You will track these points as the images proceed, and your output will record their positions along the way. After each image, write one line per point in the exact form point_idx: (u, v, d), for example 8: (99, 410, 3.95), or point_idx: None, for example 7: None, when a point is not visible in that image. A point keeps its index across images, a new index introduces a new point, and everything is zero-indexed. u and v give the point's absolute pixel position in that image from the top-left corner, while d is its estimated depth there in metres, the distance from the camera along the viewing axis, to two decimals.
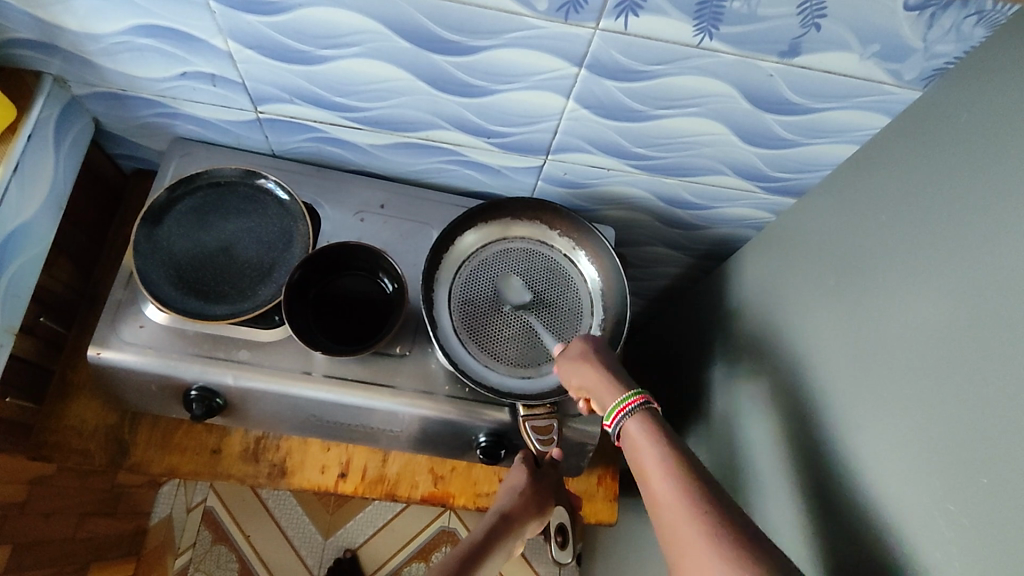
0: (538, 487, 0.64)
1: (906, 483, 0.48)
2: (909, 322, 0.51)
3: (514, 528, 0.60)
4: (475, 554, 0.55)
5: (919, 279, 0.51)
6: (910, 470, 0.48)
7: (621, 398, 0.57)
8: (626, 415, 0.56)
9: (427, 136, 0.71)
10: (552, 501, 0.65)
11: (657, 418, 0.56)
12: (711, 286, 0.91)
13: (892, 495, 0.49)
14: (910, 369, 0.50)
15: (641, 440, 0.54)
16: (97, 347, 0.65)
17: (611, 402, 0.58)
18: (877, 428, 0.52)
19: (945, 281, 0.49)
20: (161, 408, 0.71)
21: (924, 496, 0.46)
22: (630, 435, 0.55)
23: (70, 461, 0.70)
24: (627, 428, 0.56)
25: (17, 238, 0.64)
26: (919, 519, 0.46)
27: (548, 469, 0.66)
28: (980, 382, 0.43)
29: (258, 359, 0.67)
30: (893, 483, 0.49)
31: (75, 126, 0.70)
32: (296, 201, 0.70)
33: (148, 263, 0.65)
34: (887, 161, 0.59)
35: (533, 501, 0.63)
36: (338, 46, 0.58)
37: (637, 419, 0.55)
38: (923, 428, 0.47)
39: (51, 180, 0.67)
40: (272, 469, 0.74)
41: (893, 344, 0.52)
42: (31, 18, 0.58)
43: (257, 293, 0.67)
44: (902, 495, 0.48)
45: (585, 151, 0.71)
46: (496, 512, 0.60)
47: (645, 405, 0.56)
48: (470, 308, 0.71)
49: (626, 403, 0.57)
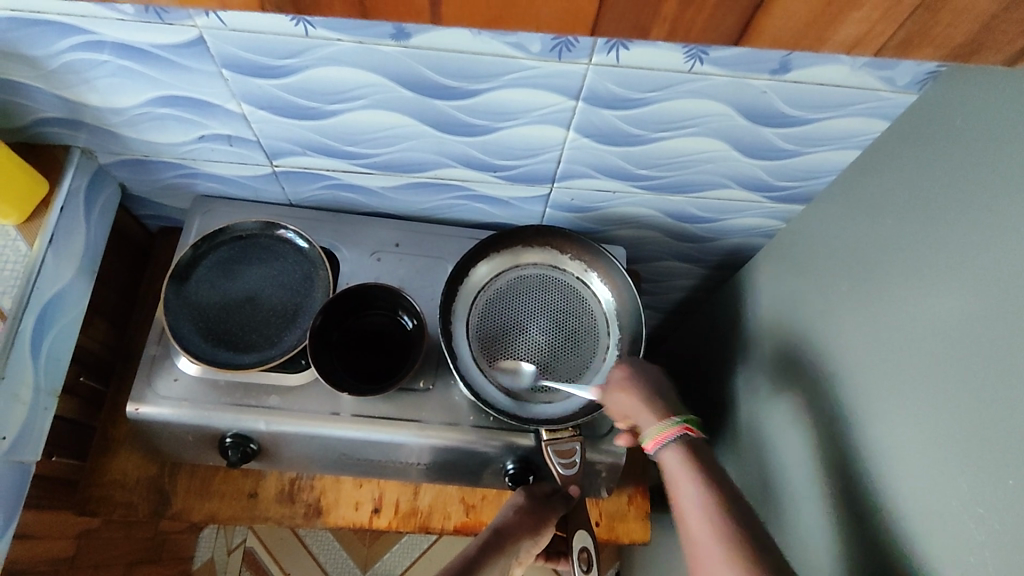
0: (536, 507, 0.64)
1: (930, 488, 0.48)
2: (920, 328, 0.52)
3: (508, 543, 0.60)
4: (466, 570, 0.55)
5: (927, 283, 0.51)
6: (932, 478, 0.48)
7: (659, 427, 0.59)
8: (664, 446, 0.59)
9: (435, 174, 0.73)
10: (551, 519, 0.63)
11: (695, 449, 0.58)
12: (727, 296, 0.91)
13: (919, 501, 0.49)
14: (924, 375, 0.50)
15: (676, 470, 0.57)
16: (136, 403, 0.68)
17: (649, 428, 0.60)
18: (897, 435, 0.52)
19: (951, 287, 0.49)
20: (199, 457, 0.73)
21: (950, 502, 0.46)
22: (666, 461, 0.58)
23: (115, 514, 0.73)
24: (665, 457, 0.58)
25: (55, 305, 0.67)
26: (944, 523, 0.47)
27: (563, 500, 0.65)
28: (994, 384, 0.44)
29: (287, 404, 0.69)
30: (916, 491, 0.49)
31: (104, 193, 0.74)
32: (315, 248, 0.73)
33: (179, 319, 0.68)
34: (889, 163, 0.59)
35: (528, 519, 0.62)
36: (345, 100, 0.61)
37: (673, 450, 0.58)
38: (942, 434, 0.48)
39: (84, 246, 0.70)
40: (308, 509, 0.76)
41: (904, 350, 0.53)
42: (58, 98, 0.62)
43: (284, 338, 0.70)
44: (926, 498, 0.48)
45: (589, 177, 0.72)
46: (485, 530, 0.60)
47: (684, 436, 0.58)
48: (488, 338, 0.73)
49: (665, 433, 0.59)
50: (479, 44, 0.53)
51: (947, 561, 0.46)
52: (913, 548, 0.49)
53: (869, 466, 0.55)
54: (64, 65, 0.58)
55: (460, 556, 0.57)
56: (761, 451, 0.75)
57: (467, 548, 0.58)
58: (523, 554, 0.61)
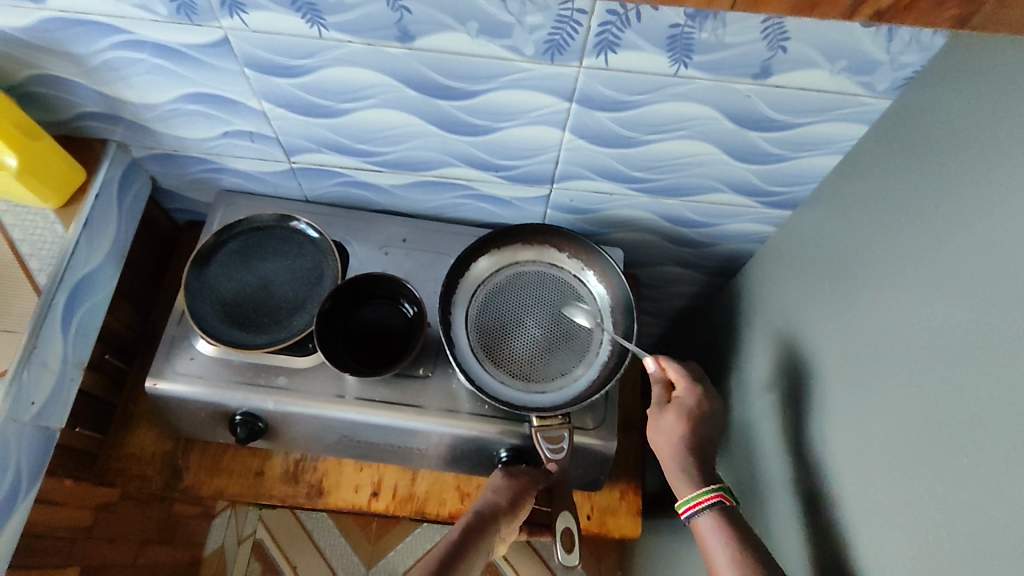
0: (512, 486, 0.67)
1: (904, 494, 0.50)
2: (901, 335, 0.53)
3: (488, 522, 0.63)
4: (450, 556, 0.59)
5: (911, 291, 0.53)
6: (905, 462, 0.50)
7: (692, 496, 0.64)
8: (701, 511, 0.63)
9: (441, 173, 0.77)
10: (529, 497, 0.68)
11: (732, 516, 0.62)
12: (725, 302, 0.94)
13: (893, 485, 0.51)
14: (903, 382, 0.52)
15: (712, 538, 0.61)
16: (154, 378, 0.73)
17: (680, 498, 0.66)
18: (877, 441, 0.54)
19: (932, 296, 0.50)
20: (210, 434, 0.78)
21: (921, 508, 0.48)
22: (701, 525, 0.62)
23: (130, 484, 0.78)
24: (700, 524, 0.62)
25: (87, 284, 0.72)
26: (914, 527, 0.48)
27: (536, 478, 0.69)
28: (965, 395, 0.45)
29: (293, 385, 0.73)
30: (891, 492, 0.51)
31: (136, 184, 0.80)
32: (326, 239, 0.77)
33: (199, 301, 0.73)
34: (873, 166, 0.62)
35: (505, 498, 0.66)
36: (355, 99, 0.65)
37: (709, 517, 0.62)
38: (917, 439, 0.49)
39: (115, 232, 0.76)
40: (310, 489, 0.79)
41: (887, 356, 0.54)
42: (98, 93, 0.68)
43: (293, 323, 0.74)
44: (899, 482, 0.50)
45: (587, 179, 0.76)
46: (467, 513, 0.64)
47: (720, 503, 0.62)
48: (486, 329, 0.77)
49: (703, 499, 0.63)
50: (477, 46, 0.57)
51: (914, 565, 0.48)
52: (886, 549, 0.51)
53: (851, 468, 0.57)
54: (104, 62, 0.64)
55: (442, 543, 0.61)
56: (754, 449, 0.77)
57: (448, 538, 0.61)
58: (504, 533, 0.65)
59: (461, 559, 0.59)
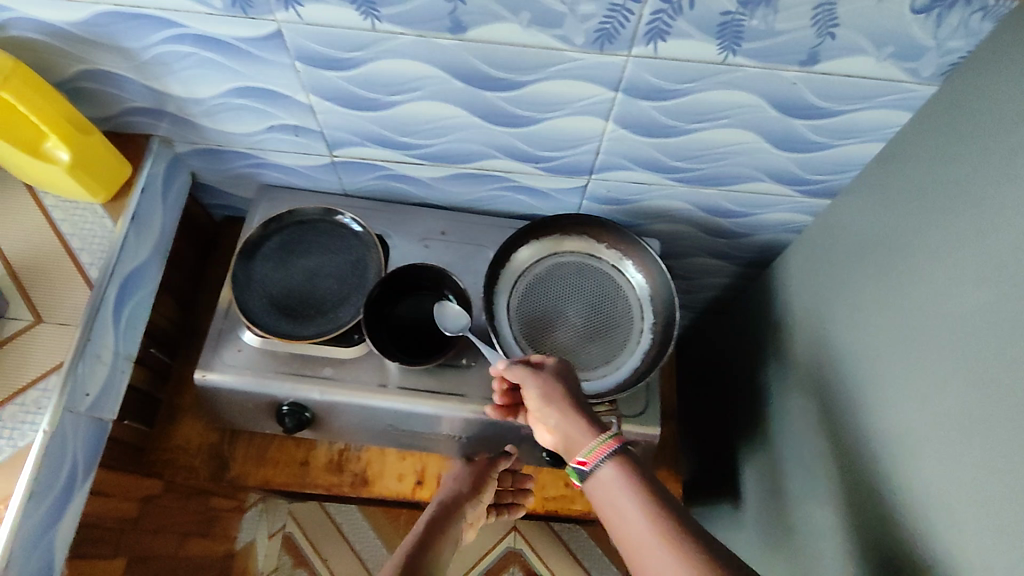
0: (471, 473, 0.80)
1: (953, 484, 0.50)
2: (947, 326, 0.53)
3: (453, 509, 0.77)
4: (430, 528, 0.74)
5: (957, 282, 0.53)
6: (951, 443, 0.51)
7: (596, 441, 0.56)
8: (602, 460, 0.55)
9: (481, 165, 0.78)
10: (489, 479, 0.80)
11: (635, 464, 0.54)
12: (757, 292, 0.94)
13: (937, 466, 0.52)
14: (949, 376, 0.52)
15: (618, 488, 0.53)
16: (203, 370, 0.74)
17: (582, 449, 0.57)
18: (923, 431, 0.54)
19: (980, 288, 0.50)
20: (256, 425, 0.79)
21: (971, 499, 0.48)
22: (602, 477, 0.55)
23: (179, 475, 0.79)
24: (602, 473, 0.55)
25: (135, 277, 0.73)
26: (965, 518, 0.49)
27: (489, 465, 0.80)
28: (1014, 391, 0.45)
29: (340, 375, 0.74)
30: (936, 474, 0.52)
31: (178, 180, 0.81)
32: (369, 232, 0.78)
33: (247, 294, 0.74)
34: (913, 153, 0.63)
35: (467, 484, 0.79)
36: (402, 92, 0.66)
37: (611, 467, 0.54)
38: (967, 431, 0.50)
39: (160, 227, 0.77)
40: (354, 478, 0.81)
41: (933, 347, 0.55)
42: (146, 88, 0.69)
43: (340, 314, 0.75)
44: (945, 463, 0.51)
45: (626, 169, 0.77)
46: (434, 503, 0.77)
47: (621, 449, 0.55)
48: (527, 318, 0.78)
49: (601, 447, 0.55)
50: (527, 36, 0.58)
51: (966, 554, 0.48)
52: (937, 536, 0.52)
53: (894, 454, 0.58)
54: (156, 57, 0.65)
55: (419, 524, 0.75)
56: (794, 435, 0.77)
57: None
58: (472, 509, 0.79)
59: (441, 532, 0.74)
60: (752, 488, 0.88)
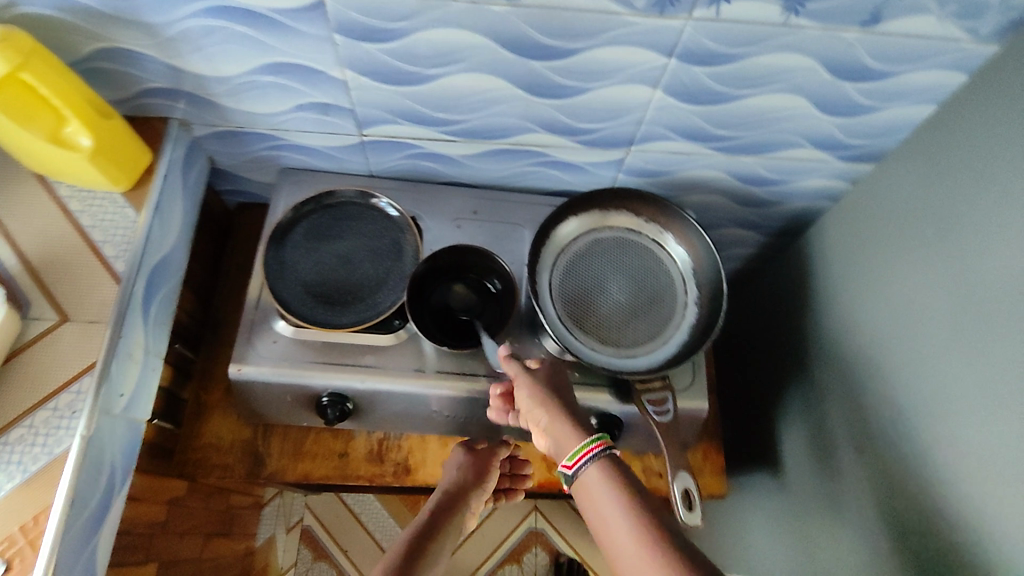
0: (471, 461, 0.76)
1: (1019, 458, 0.51)
2: (1012, 302, 0.53)
3: (459, 499, 0.72)
4: (432, 522, 0.68)
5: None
6: (1023, 407, 0.51)
7: (582, 443, 0.55)
8: (590, 460, 0.54)
9: (517, 141, 0.75)
10: (490, 468, 0.76)
11: (619, 465, 0.54)
12: (787, 261, 0.94)
13: (1010, 431, 0.52)
14: (1020, 341, 0.52)
15: (602, 489, 0.53)
16: (238, 364, 0.70)
17: (572, 447, 0.56)
18: (986, 405, 0.55)
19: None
20: (293, 418, 0.76)
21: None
22: (586, 480, 0.54)
23: (213, 475, 0.76)
24: (587, 475, 0.54)
25: (161, 269, 0.69)
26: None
27: (487, 451, 0.77)
28: None
29: (383, 363, 0.71)
30: (1009, 439, 0.52)
31: (196, 165, 0.77)
32: (404, 215, 0.75)
33: (280, 282, 0.71)
34: (968, 116, 0.62)
35: (470, 471, 0.75)
36: (445, 64, 0.63)
37: (599, 467, 0.54)
38: None
39: (181, 216, 0.73)
40: (397, 468, 0.79)
41: (997, 323, 0.55)
42: (166, 67, 0.65)
43: (379, 301, 0.71)
44: (1017, 426, 0.52)
45: (668, 139, 0.75)
46: (438, 491, 0.72)
47: (608, 451, 0.55)
48: (571, 296, 0.76)
49: (587, 449, 0.55)
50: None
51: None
52: (1002, 509, 0.52)
53: (959, 419, 0.58)
54: (180, 31, 0.60)
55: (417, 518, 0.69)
56: (839, 403, 0.78)
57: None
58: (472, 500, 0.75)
59: (444, 524, 0.69)
60: (792, 457, 0.88)
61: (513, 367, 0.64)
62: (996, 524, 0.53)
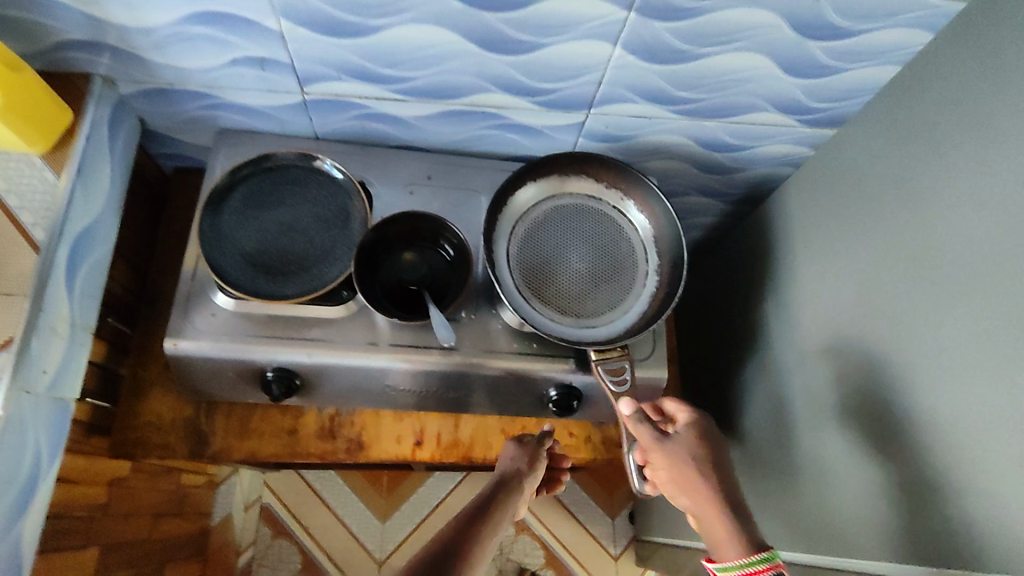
0: (524, 451, 0.69)
1: (972, 426, 0.51)
2: (975, 272, 0.53)
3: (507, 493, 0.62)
4: (468, 519, 0.56)
5: (988, 225, 0.52)
6: (984, 375, 0.51)
7: (749, 561, 0.57)
8: None
9: (472, 101, 0.71)
10: (541, 461, 0.69)
11: None
12: (748, 229, 0.93)
13: (968, 398, 0.52)
14: (983, 306, 0.51)
15: None
16: (174, 338, 0.66)
17: (733, 559, 0.58)
18: (941, 373, 0.55)
19: (1012, 235, 0.50)
20: (237, 394, 0.72)
21: (989, 442, 0.49)
22: None
23: (153, 455, 0.72)
24: None
25: (87, 239, 0.64)
26: (981, 458, 0.50)
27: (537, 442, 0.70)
28: None
29: (330, 336, 0.68)
30: (967, 406, 0.52)
31: (125, 126, 0.71)
32: (350, 178, 0.70)
33: (218, 252, 0.66)
34: (932, 78, 0.61)
35: (521, 459, 0.68)
36: (390, 14, 0.58)
37: None
38: (1000, 365, 0.49)
39: (110, 181, 0.67)
40: (350, 444, 0.76)
41: (957, 292, 0.54)
42: (82, 15, 0.59)
43: (324, 271, 0.67)
44: (976, 394, 0.51)
45: (628, 101, 0.72)
46: (479, 492, 0.61)
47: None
48: (529, 265, 0.73)
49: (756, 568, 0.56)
50: None
51: (984, 494, 0.50)
52: (953, 475, 0.53)
53: (918, 387, 0.57)
54: None
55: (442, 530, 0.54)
56: (800, 371, 0.77)
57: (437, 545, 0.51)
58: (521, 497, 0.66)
59: (484, 524, 0.56)
60: (751, 425, 0.88)
61: (638, 428, 0.66)
62: (948, 488, 0.53)
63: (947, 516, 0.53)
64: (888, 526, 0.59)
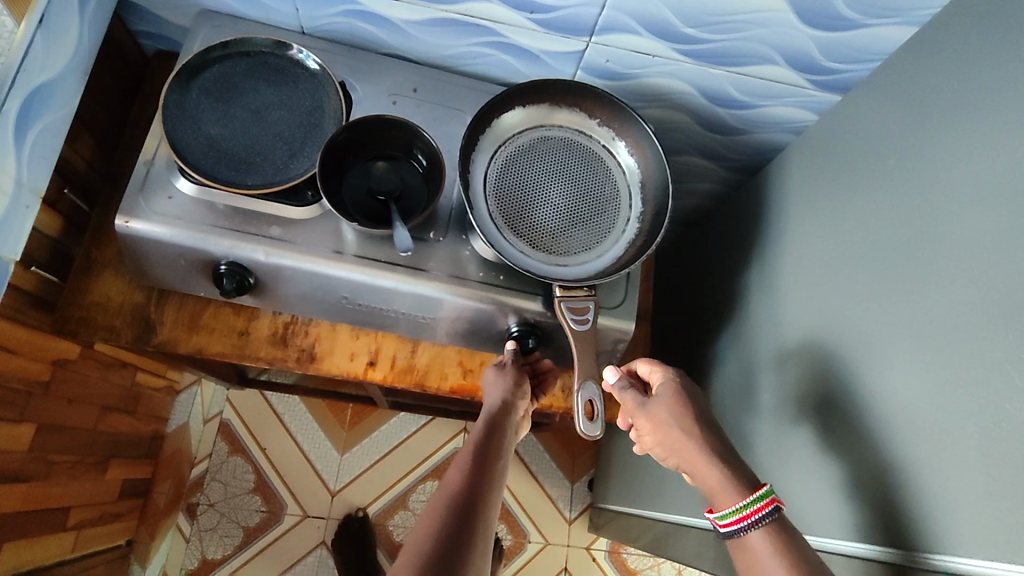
0: (506, 372, 0.69)
1: (944, 402, 0.48)
2: (969, 241, 0.49)
3: (502, 424, 0.63)
4: (476, 467, 0.56)
5: (987, 195, 0.48)
6: (962, 349, 0.47)
7: (740, 503, 0.54)
8: (751, 524, 0.53)
9: (466, 10, 0.67)
10: (524, 378, 0.69)
11: (788, 531, 0.52)
12: (743, 197, 0.89)
13: (942, 372, 0.49)
14: (972, 277, 0.48)
15: (765, 551, 0.51)
16: (125, 217, 0.63)
17: (726, 505, 0.55)
18: (918, 346, 0.52)
19: (1016, 201, 0.46)
20: (189, 285, 0.70)
21: (959, 419, 0.46)
22: (750, 542, 0.53)
23: (97, 336, 0.70)
24: (750, 539, 0.53)
25: (42, 97, 0.61)
26: (946, 435, 0.47)
27: (514, 355, 0.70)
28: None
29: (290, 237, 0.65)
30: (942, 381, 0.49)
31: None
32: (327, 71, 0.67)
33: (180, 130, 0.63)
34: (950, 37, 0.57)
35: (506, 381, 0.68)
36: None
37: (759, 530, 0.53)
38: (980, 339, 0.46)
39: (75, 43, 0.64)
40: (301, 353, 0.74)
41: (946, 262, 0.51)
42: None
43: (291, 166, 0.65)
44: (951, 369, 0.48)
45: (633, 33, 0.68)
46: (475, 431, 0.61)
47: (774, 512, 0.53)
48: (505, 194, 0.70)
49: (750, 510, 0.53)
50: None
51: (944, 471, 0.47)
52: (910, 451, 0.50)
53: (891, 360, 0.54)
54: None
55: (450, 482, 0.55)
56: (773, 343, 0.74)
57: (443, 497, 0.52)
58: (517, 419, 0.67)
59: (491, 469, 0.57)
60: (717, 396, 0.86)
61: (625, 395, 0.66)
62: (904, 465, 0.51)
63: (901, 494, 0.50)
64: (842, 501, 0.57)
